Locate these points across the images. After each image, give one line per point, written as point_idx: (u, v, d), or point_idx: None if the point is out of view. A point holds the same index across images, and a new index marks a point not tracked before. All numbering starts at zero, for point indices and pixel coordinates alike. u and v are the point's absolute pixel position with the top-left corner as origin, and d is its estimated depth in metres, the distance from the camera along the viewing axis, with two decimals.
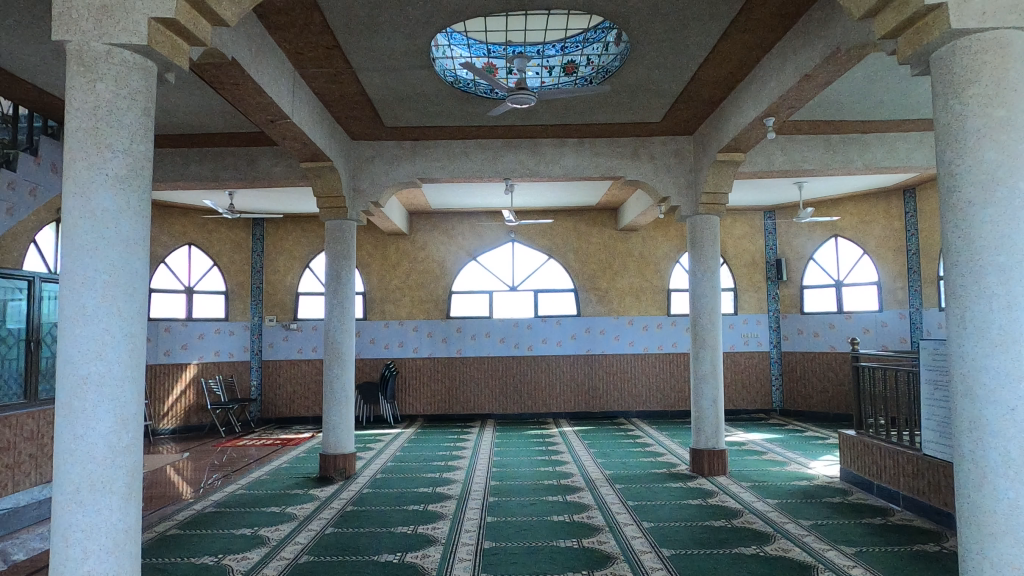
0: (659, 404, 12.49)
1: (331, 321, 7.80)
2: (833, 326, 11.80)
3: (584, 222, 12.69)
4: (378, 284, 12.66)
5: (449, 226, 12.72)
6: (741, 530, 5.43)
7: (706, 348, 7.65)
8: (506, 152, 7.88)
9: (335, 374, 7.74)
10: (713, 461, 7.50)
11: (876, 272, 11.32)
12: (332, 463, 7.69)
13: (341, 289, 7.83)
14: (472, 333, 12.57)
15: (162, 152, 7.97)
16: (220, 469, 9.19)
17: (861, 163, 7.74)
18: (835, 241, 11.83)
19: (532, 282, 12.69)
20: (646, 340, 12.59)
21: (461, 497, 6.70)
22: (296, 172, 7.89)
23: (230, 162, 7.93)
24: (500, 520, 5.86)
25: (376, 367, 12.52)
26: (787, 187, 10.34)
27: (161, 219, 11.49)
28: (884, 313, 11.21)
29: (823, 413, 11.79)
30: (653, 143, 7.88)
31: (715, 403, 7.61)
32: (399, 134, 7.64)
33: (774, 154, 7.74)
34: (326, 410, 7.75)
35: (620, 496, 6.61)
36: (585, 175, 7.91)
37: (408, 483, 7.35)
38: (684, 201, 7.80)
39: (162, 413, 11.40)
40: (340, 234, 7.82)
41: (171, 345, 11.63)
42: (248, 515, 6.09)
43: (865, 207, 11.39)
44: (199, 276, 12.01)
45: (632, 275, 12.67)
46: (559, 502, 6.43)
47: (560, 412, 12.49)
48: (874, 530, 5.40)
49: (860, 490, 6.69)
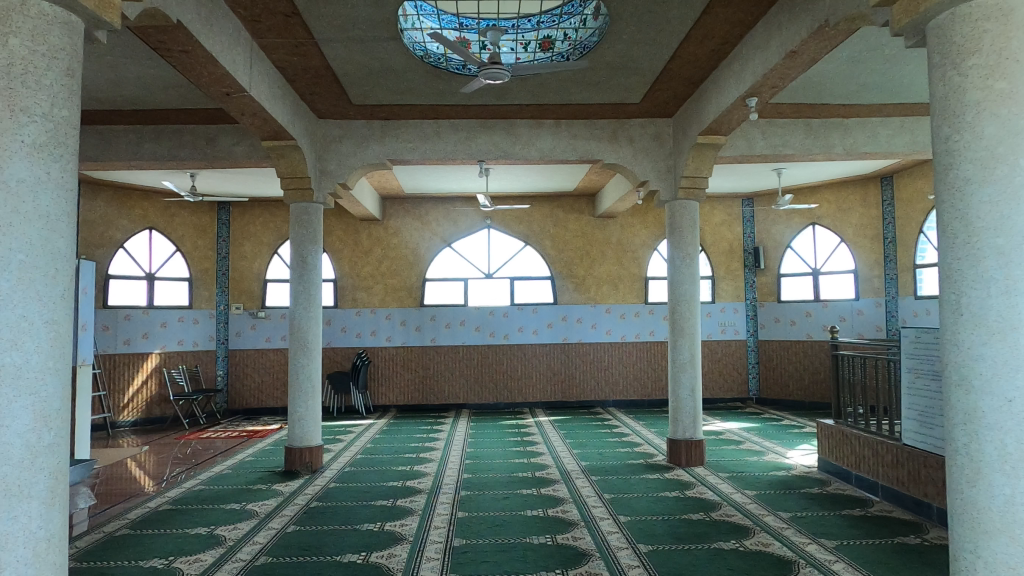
0: (637, 394, 12.37)
1: (296, 309, 7.46)
2: (809, 314, 11.76)
3: (561, 208, 12.45)
4: (349, 271, 12.28)
5: (423, 211, 12.38)
6: (720, 524, 5.26)
7: (684, 336, 7.48)
8: (480, 133, 7.57)
9: (301, 364, 7.42)
10: (691, 452, 7.35)
11: (853, 260, 11.28)
12: (298, 456, 7.37)
13: (307, 275, 7.49)
14: (447, 321, 12.28)
15: (114, 129, 7.51)
16: (182, 463, 8.80)
17: (842, 148, 7.59)
18: (813, 229, 11.77)
19: (508, 269, 12.43)
20: (623, 329, 12.44)
21: (432, 491, 6.44)
22: (259, 152, 7.49)
23: (188, 140, 7.49)
24: (472, 516, 5.62)
25: (347, 356, 12.18)
26: (766, 174, 10.21)
27: (119, 202, 10.95)
28: (861, 301, 11.19)
29: (799, 401, 11.77)
30: (632, 125, 7.64)
31: (693, 392, 7.46)
32: (368, 112, 7.29)
33: (754, 138, 7.55)
34: (292, 402, 7.42)
35: (596, 489, 6.43)
36: (562, 158, 7.64)
37: (377, 477, 7.07)
38: (664, 185, 7.59)
39: (122, 405, 10.91)
40: (306, 217, 7.49)
41: (131, 334, 11.08)
42: (206, 512, 5.77)
43: (843, 195, 11.33)
44: (161, 261, 11.49)
45: (610, 263, 12.48)
46: (533, 495, 6.21)
47: (536, 402, 12.30)
48: (854, 522, 5.28)
49: (838, 480, 6.60)
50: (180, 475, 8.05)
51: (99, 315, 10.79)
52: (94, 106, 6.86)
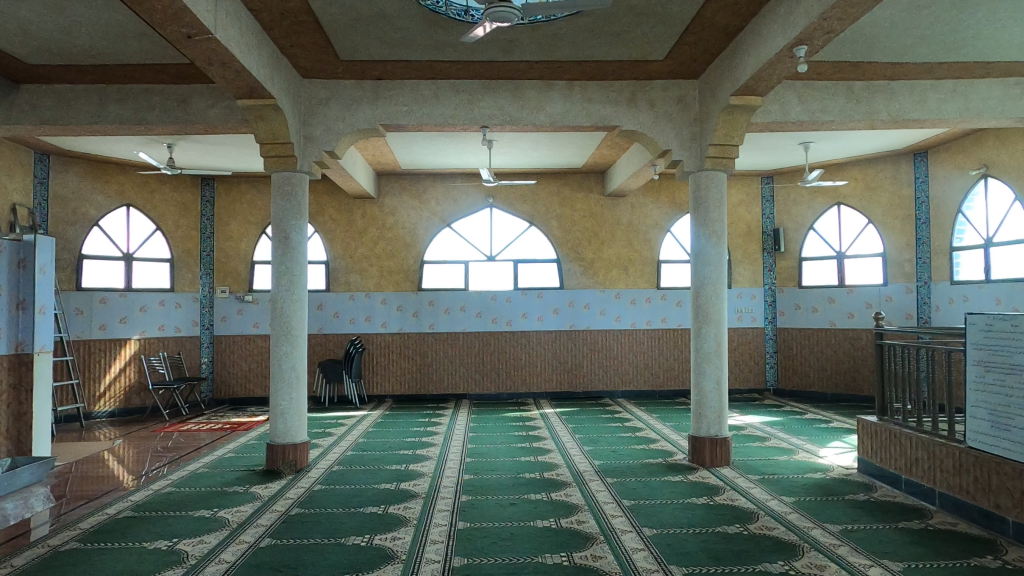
0: (647, 384, 11.65)
1: (279, 291, 6.71)
2: (833, 301, 11.01)
3: (568, 186, 11.67)
4: (342, 253, 11.52)
5: (421, 189, 11.60)
6: (761, 540, 4.56)
7: (709, 324, 6.74)
8: (483, 96, 6.78)
9: (284, 352, 6.68)
10: (716, 451, 6.63)
11: (882, 243, 10.52)
12: (281, 454, 6.64)
13: (290, 253, 6.72)
14: (446, 306, 11.54)
15: (75, 89, 6.71)
16: (159, 458, 8.11)
17: (887, 115, 6.81)
18: (838, 209, 11.00)
19: (511, 251, 11.68)
20: (633, 316, 11.70)
21: (429, 495, 5.72)
22: (237, 115, 6.69)
23: (157, 102, 6.70)
24: (474, 526, 4.92)
25: (340, 343, 11.44)
26: (791, 148, 9.45)
27: (93, 176, 10.16)
28: (889, 287, 10.43)
29: (820, 393, 11.08)
30: (653, 88, 6.83)
31: (719, 385, 6.73)
32: (358, 70, 6.49)
33: (790, 103, 6.75)
34: (274, 394, 6.70)
35: (614, 493, 5.70)
36: (575, 124, 6.85)
37: (368, 478, 6.34)
38: (688, 155, 6.81)
39: (98, 394, 10.16)
40: (290, 188, 6.72)
41: (108, 318, 10.30)
42: (172, 521, 5.08)
43: (872, 172, 10.56)
44: (139, 241, 10.71)
45: (619, 245, 11.72)
46: (543, 502, 5.49)
47: (541, 393, 11.59)
48: (915, 537, 4.57)
49: (884, 484, 5.89)
50: (157, 470, 7.33)
51: (72, 298, 9.99)
52: (48, 60, 6.06)
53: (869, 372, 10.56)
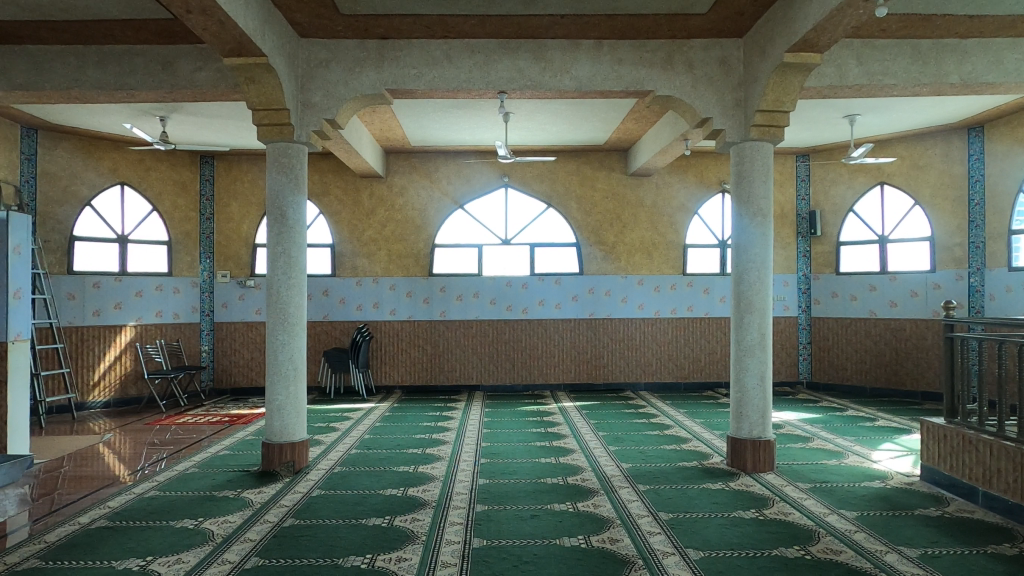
0: (671, 376, 10.96)
1: (275, 275, 6.07)
2: (874, 289, 10.23)
3: (589, 164, 10.93)
4: (349, 235, 10.89)
5: (432, 167, 10.91)
6: (830, 569, 3.87)
7: (752, 313, 6.03)
8: (501, 57, 6.06)
9: (280, 342, 6.06)
10: (758, 455, 5.95)
11: (930, 225, 9.70)
12: (278, 454, 6.03)
13: (287, 233, 6.08)
14: (458, 293, 10.89)
15: (50, 51, 6.06)
16: (154, 452, 7.57)
17: (957, 79, 6.02)
18: (881, 190, 10.17)
19: (527, 235, 10.98)
20: (657, 303, 10.98)
21: (439, 505, 5.07)
22: (228, 79, 6.02)
23: (140, 64, 6.04)
24: (492, 545, 4.27)
25: (346, 331, 10.85)
26: (835, 121, 8.66)
27: (85, 152, 9.56)
28: (937, 274, 9.62)
29: (859, 387, 10.34)
30: (692, 47, 6.07)
31: (763, 381, 6.03)
32: (360, 27, 5.78)
33: (847, 65, 5.97)
34: (270, 388, 6.08)
35: (648, 504, 5.03)
36: (604, 89, 6.11)
37: (372, 482, 5.71)
38: (731, 124, 6.05)
39: (92, 384, 9.61)
40: (287, 160, 6.08)
41: (101, 303, 9.73)
42: (149, 534, 4.48)
43: (919, 149, 9.75)
44: (134, 222, 10.12)
45: (643, 228, 10.99)
46: (569, 514, 4.84)
47: (558, 385, 10.94)
48: (1012, 567, 3.88)
49: (958, 497, 5.18)
50: (152, 466, 6.79)
51: (63, 282, 9.39)
52: (14, 15, 5.41)
53: (912, 365, 9.81)
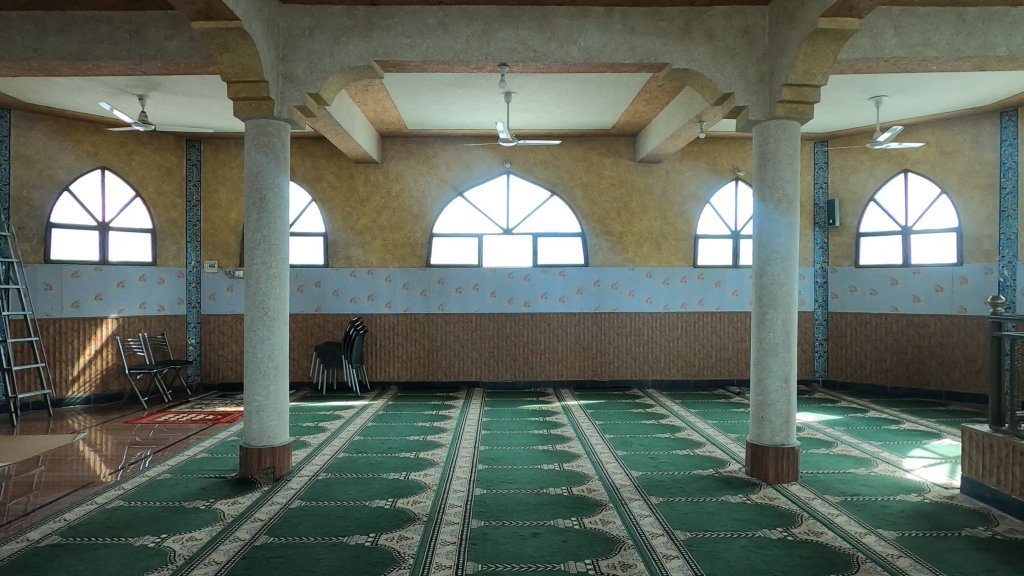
0: (680, 373, 10.43)
1: (253, 264, 5.55)
2: (895, 282, 9.69)
3: (595, 150, 10.39)
4: (343, 224, 10.36)
5: (430, 152, 10.37)
6: None
7: (776, 309, 5.49)
8: (502, 26, 5.52)
9: (259, 337, 5.54)
10: (781, 464, 5.44)
11: (957, 216, 9.13)
12: (257, 459, 5.54)
13: (267, 218, 5.55)
14: (458, 284, 10.38)
15: (7, 17, 5.53)
16: (135, 450, 7.15)
17: (1005, 51, 5.46)
18: (904, 178, 9.61)
19: (529, 224, 10.44)
20: (666, 297, 10.46)
21: (431, 520, 4.56)
22: (201, 49, 5.49)
23: (106, 33, 5.51)
24: (487, 572, 3.75)
25: (340, 325, 10.34)
26: (859, 103, 8.10)
27: (63, 134, 9.04)
28: (964, 267, 9.07)
29: (879, 386, 9.81)
30: (712, 15, 5.51)
31: (786, 384, 5.51)
32: None
33: (884, 35, 5.41)
34: (248, 388, 5.57)
35: (662, 521, 4.52)
36: (614, 61, 5.56)
37: (359, 492, 5.20)
38: (754, 100, 5.49)
39: (71, 378, 9.12)
40: (267, 139, 5.56)
41: (81, 294, 9.23)
42: (103, 555, 3.99)
43: (946, 135, 9.18)
44: (116, 208, 9.60)
45: (652, 218, 10.44)
46: (575, 533, 4.33)
47: (562, 382, 10.42)
48: None
49: (1009, 515, 4.66)
50: (132, 465, 6.36)
51: (39, 272, 8.88)
52: None
53: (936, 363, 9.28)
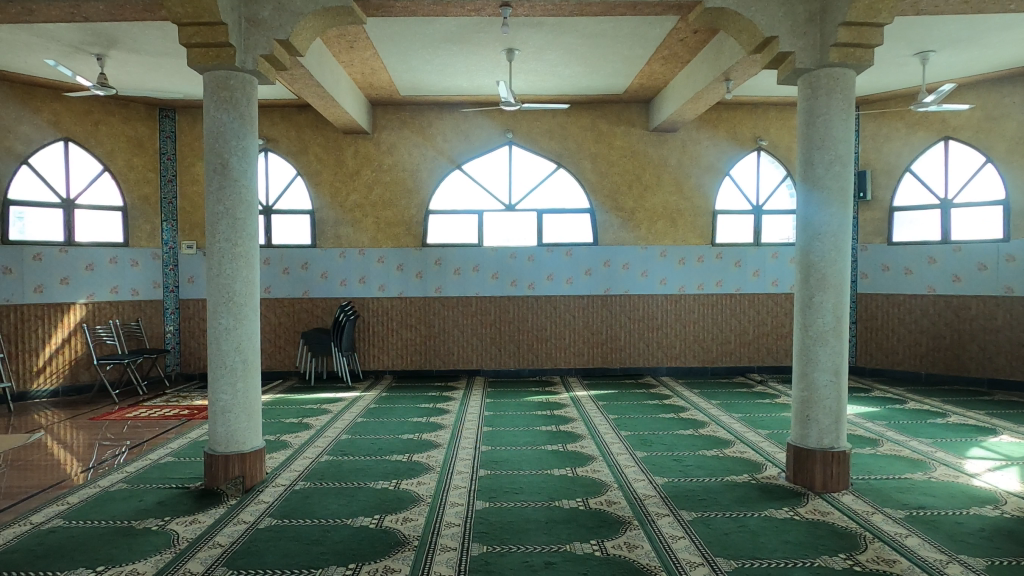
0: (696, 360, 9.68)
1: (215, 241, 4.75)
2: (933, 261, 8.88)
3: (605, 118, 9.55)
4: (331, 201, 9.54)
5: (425, 121, 9.54)
6: None
7: (825, 291, 4.70)
8: None
9: (223, 327, 4.76)
10: (829, 471, 4.68)
11: (1004, 187, 8.33)
12: (223, 468, 4.78)
13: (231, 187, 4.74)
14: (456, 265, 9.59)
15: None
16: (103, 449, 6.44)
17: None
18: (945, 146, 8.78)
19: (534, 200, 9.63)
20: (681, 278, 9.67)
21: (423, 545, 3.82)
22: None
23: None
24: None
25: (329, 310, 9.58)
26: (902, 61, 7.25)
27: (20, 101, 8.21)
28: (1011, 243, 8.27)
29: (912, 373, 9.06)
30: None
31: (836, 378, 4.74)
32: None
33: None
34: (212, 385, 4.81)
35: (700, 546, 3.78)
36: None
37: (340, 506, 4.45)
38: (802, 44, 4.65)
39: (36, 370, 8.37)
40: (228, 94, 4.72)
41: (44, 278, 8.44)
42: None
43: (993, 98, 8.35)
44: (82, 184, 8.77)
45: (666, 192, 9.62)
46: (597, 563, 3.57)
47: (569, 370, 9.68)
48: None
49: None
50: (91, 468, 5.64)
51: None
52: None
53: (978, 348, 8.53)
